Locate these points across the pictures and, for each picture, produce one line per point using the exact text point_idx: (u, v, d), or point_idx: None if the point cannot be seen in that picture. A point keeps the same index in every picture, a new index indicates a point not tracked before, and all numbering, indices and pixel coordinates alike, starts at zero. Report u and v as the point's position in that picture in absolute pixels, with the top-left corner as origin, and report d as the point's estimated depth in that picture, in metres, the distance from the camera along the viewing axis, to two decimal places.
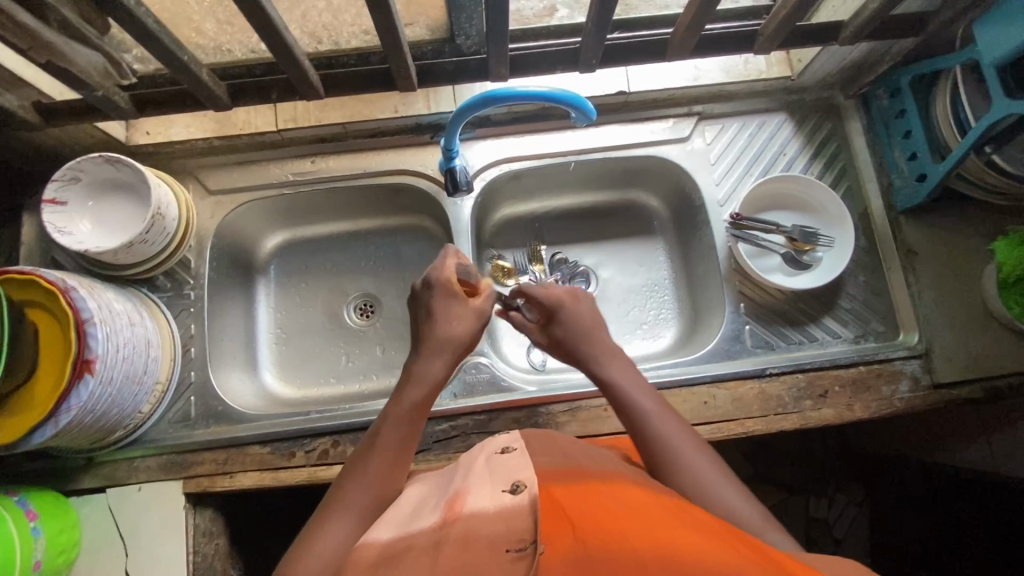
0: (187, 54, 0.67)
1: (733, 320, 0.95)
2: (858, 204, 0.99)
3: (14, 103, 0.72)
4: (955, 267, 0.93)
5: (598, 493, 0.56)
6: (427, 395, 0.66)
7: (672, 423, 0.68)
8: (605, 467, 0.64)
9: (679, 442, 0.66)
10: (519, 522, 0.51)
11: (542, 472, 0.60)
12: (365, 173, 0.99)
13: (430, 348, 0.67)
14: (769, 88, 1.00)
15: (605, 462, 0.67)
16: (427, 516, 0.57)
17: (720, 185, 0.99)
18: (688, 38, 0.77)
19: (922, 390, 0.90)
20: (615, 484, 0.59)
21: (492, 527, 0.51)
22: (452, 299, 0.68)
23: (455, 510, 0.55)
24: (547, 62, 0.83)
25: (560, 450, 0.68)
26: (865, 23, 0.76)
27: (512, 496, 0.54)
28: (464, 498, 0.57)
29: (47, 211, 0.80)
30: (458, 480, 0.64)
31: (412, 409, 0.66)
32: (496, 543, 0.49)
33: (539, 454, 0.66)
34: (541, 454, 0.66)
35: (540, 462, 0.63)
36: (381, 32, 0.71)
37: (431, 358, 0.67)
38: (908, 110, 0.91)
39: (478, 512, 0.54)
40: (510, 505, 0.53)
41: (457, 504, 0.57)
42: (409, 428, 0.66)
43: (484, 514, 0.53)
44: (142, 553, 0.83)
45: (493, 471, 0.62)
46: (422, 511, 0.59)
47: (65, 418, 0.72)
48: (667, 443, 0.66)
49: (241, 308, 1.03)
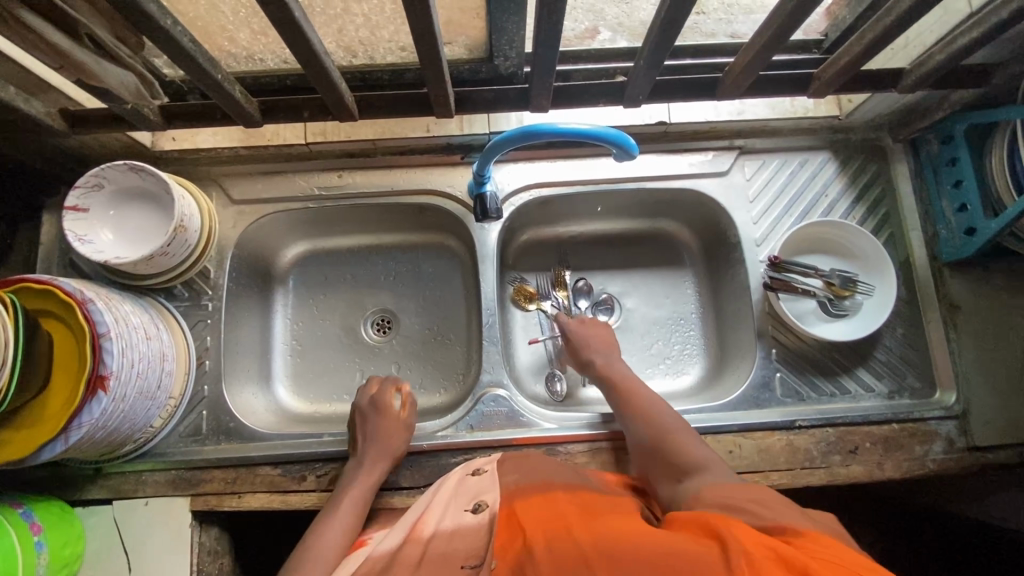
0: (221, 71, 0.65)
1: (763, 366, 0.91)
2: (900, 253, 0.94)
3: (41, 111, 0.70)
4: (1000, 325, 0.89)
5: (554, 500, 0.61)
6: (364, 499, 0.79)
7: (654, 401, 0.80)
8: (571, 480, 0.68)
9: (658, 413, 0.79)
10: (472, 544, 0.60)
11: (505, 490, 0.67)
12: (392, 191, 0.96)
13: (361, 457, 0.81)
14: (815, 125, 0.97)
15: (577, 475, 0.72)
16: (397, 536, 0.65)
17: (757, 224, 0.96)
18: (742, 78, 0.74)
19: (956, 452, 0.87)
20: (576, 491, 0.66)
21: (451, 546, 0.60)
22: (384, 415, 0.84)
23: (419, 531, 0.64)
24: (590, 95, 0.80)
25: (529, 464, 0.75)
26: (928, 74, 0.72)
27: (473, 516, 0.64)
28: (430, 518, 0.66)
29: (69, 218, 0.79)
30: (432, 496, 0.71)
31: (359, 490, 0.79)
32: (453, 561, 0.58)
33: (505, 471, 0.72)
34: (508, 471, 0.72)
35: (504, 478, 0.70)
36: (424, 58, 0.68)
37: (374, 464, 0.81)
38: (960, 157, 0.87)
39: (441, 531, 0.63)
40: (467, 526, 0.63)
41: (421, 526, 0.65)
42: (356, 519, 0.77)
43: (443, 534, 0.62)
44: (146, 570, 0.82)
45: (461, 491, 0.70)
46: (399, 527, 0.68)
47: (76, 434, 0.70)
48: (645, 418, 0.79)
49: (258, 318, 1.01)
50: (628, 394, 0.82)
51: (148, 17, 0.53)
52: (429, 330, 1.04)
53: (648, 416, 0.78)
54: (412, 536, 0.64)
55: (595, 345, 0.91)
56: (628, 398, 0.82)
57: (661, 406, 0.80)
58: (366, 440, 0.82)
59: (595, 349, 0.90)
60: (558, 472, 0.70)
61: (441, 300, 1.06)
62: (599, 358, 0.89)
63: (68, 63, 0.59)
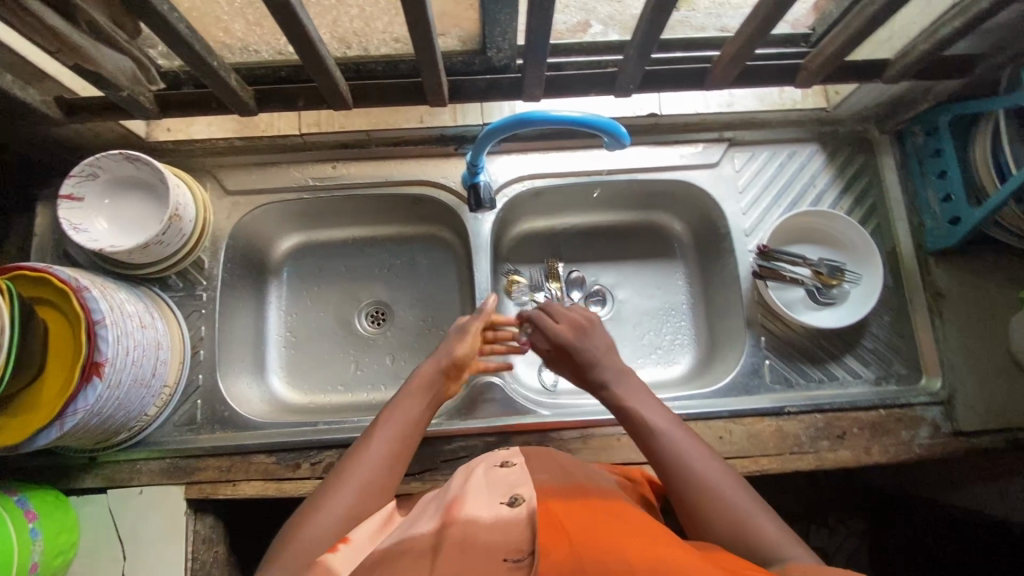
0: (217, 59, 0.66)
1: (753, 354, 0.93)
2: (886, 242, 0.96)
3: (37, 98, 0.70)
4: (983, 314, 0.91)
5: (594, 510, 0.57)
6: (421, 401, 0.75)
7: (688, 442, 0.68)
8: (603, 486, 0.65)
9: (694, 459, 0.67)
10: (516, 534, 0.53)
11: (541, 486, 0.61)
12: (386, 182, 0.97)
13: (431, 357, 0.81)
14: (803, 117, 0.98)
15: (604, 480, 0.68)
16: (427, 523, 0.58)
17: (746, 214, 0.97)
18: (731, 68, 0.75)
19: (942, 437, 0.88)
20: (614, 504, 0.60)
21: (491, 536, 0.53)
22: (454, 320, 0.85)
23: (454, 514, 0.57)
24: (582, 85, 0.81)
25: (562, 465, 0.69)
26: (913, 63, 0.74)
27: (509, 508, 0.57)
28: (466, 503, 0.59)
29: (64, 207, 0.79)
30: (459, 484, 0.65)
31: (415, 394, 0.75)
32: (493, 552, 0.50)
33: (536, 469, 0.67)
34: (539, 469, 0.67)
35: (536, 476, 0.65)
36: (417, 47, 0.69)
37: (431, 365, 0.79)
38: (944, 149, 0.89)
39: (476, 519, 0.55)
40: (507, 517, 0.55)
41: (456, 510, 0.57)
42: (419, 416, 0.74)
43: (482, 521, 0.55)
44: (141, 557, 0.82)
45: (496, 484, 0.63)
46: (422, 517, 0.60)
47: (71, 421, 0.70)
48: (679, 466, 0.67)
49: (252, 309, 1.01)
50: (658, 437, 0.69)
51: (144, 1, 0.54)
52: (423, 321, 1.05)
53: (684, 463, 0.67)
54: (447, 520, 0.56)
55: (612, 373, 0.77)
56: (657, 439, 0.69)
57: (696, 449, 0.68)
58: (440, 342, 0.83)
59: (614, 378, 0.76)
60: (589, 479, 0.66)
61: (434, 291, 1.06)
62: (619, 388, 0.75)
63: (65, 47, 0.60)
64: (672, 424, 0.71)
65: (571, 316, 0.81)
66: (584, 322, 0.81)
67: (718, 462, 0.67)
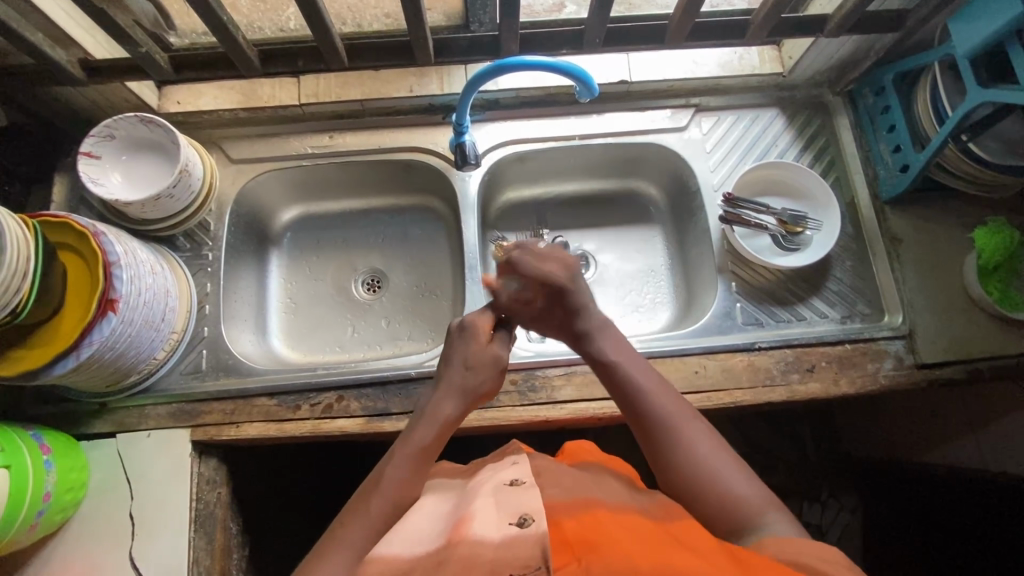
0: (227, 15, 0.74)
1: (725, 297, 0.99)
2: (845, 194, 1.03)
3: (64, 58, 0.79)
4: (938, 255, 0.98)
5: (604, 519, 0.56)
6: (423, 455, 0.69)
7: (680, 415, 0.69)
8: (614, 496, 0.63)
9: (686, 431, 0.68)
10: (525, 550, 0.51)
11: (552, 501, 0.60)
12: (379, 149, 1.05)
13: (444, 390, 0.73)
14: (762, 83, 1.07)
15: (611, 488, 0.66)
16: (433, 540, 0.57)
17: (715, 171, 1.04)
18: (684, 23, 0.84)
19: (905, 368, 0.93)
20: (622, 514, 0.58)
21: (499, 557, 0.51)
22: (477, 345, 0.75)
23: (461, 531, 0.55)
24: (553, 43, 0.89)
25: (567, 479, 0.66)
26: (846, 15, 0.83)
27: (518, 528, 0.53)
28: (473, 516, 0.57)
29: (83, 162, 0.87)
30: (469, 497, 0.62)
31: (423, 447, 0.70)
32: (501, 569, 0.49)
33: (546, 484, 0.64)
34: (548, 485, 0.64)
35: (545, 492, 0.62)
36: (405, 5, 0.77)
37: (444, 398, 0.72)
38: (891, 105, 0.97)
39: (483, 540, 0.53)
40: (516, 538, 0.52)
41: (462, 526, 0.56)
42: (418, 472, 0.68)
43: (488, 542, 0.52)
44: (148, 495, 0.87)
45: (504, 496, 0.59)
46: (430, 534, 0.59)
47: (86, 351, 0.76)
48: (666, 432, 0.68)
49: (254, 274, 1.07)
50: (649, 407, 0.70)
51: None
52: (416, 285, 1.11)
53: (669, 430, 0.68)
54: (454, 539, 0.54)
55: (610, 346, 0.75)
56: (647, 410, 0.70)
57: (689, 419, 0.69)
58: (459, 370, 0.74)
59: (609, 350, 0.74)
60: (600, 490, 0.64)
61: (426, 257, 1.13)
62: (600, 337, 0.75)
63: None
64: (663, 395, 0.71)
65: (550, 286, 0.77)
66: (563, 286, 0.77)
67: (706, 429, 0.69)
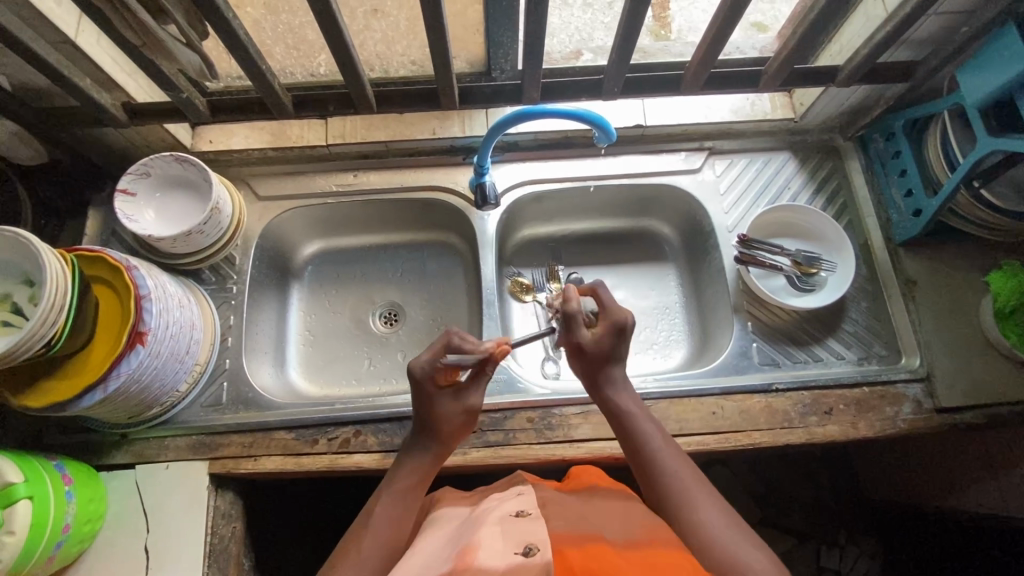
0: (264, 64, 0.79)
1: (741, 337, 0.99)
2: (859, 236, 1.05)
3: (108, 102, 0.84)
4: (954, 298, 0.98)
5: (612, 553, 0.56)
6: (410, 501, 0.71)
7: (684, 471, 0.69)
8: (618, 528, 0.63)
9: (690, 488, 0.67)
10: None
11: (558, 534, 0.60)
12: (401, 187, 1.08)
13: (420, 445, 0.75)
14: (775, 128, 1.10)
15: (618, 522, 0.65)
16: (441, 564, 0.56)
17: (729, 213, 1.07)
18: (700, 72, 0.87)
19: (925, 412, 0.92)
20: (628, 547, 0.58)
21: None
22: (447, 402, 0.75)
23: (467, 557, 0.53)
24: (574, 90, 0.93)
25: (571, 512, 0.66)
26: (857, 66, 0.87)
27: (524, 556, 0.53)
28: (479, 543, 0.56)
29: (120, 200, 0.91)
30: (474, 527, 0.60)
31: (409, 491, 0.72)
32: None
33: (550, 517, 0.63)
34: (553, 516, 0.64)
35: (550, 523, 0.62)
36: (434, 55, 0.81)
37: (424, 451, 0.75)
38: (902, 151, 1.00)
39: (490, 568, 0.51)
40: (522, 566, 0.52)
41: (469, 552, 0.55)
42: (402, 514, 0.70)
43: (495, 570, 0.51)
44: (163, 527, 0.87)
45: (511, 525, 0.58)
46: (434, 561, 0.57)
47: (114, 383, 0.77)
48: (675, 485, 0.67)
49: (276, 308, 1.10)
50: (654, 459, 0.70)
51: (215, 7, 0.67)
52: (432, 320, 1.13)
53: (674, 483, 0.68)
54: (460, 563, 0.53)
55: (627, 399, 0.78)
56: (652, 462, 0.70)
57: (692, 477, 0.68)
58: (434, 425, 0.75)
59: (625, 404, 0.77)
60: (609, 521, 0.64)
61: (442, 291, 1.15)
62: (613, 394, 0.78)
63: (147, 39, 0.75)
64: (670, 453, 0.71)
65: (614, 317, 0.78)
66: (624, 325, 0.78)
67: (711, 489, 0.67)
